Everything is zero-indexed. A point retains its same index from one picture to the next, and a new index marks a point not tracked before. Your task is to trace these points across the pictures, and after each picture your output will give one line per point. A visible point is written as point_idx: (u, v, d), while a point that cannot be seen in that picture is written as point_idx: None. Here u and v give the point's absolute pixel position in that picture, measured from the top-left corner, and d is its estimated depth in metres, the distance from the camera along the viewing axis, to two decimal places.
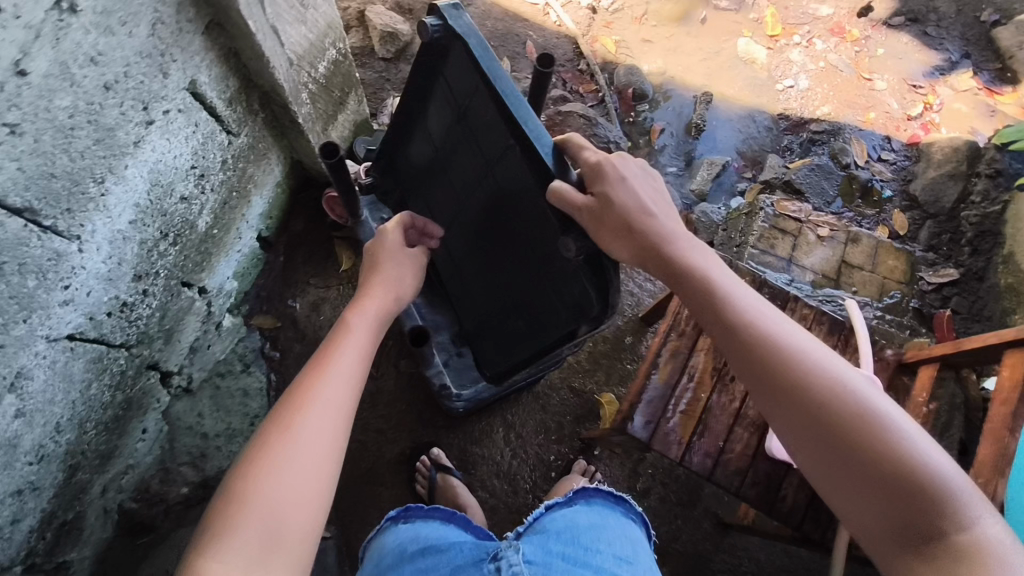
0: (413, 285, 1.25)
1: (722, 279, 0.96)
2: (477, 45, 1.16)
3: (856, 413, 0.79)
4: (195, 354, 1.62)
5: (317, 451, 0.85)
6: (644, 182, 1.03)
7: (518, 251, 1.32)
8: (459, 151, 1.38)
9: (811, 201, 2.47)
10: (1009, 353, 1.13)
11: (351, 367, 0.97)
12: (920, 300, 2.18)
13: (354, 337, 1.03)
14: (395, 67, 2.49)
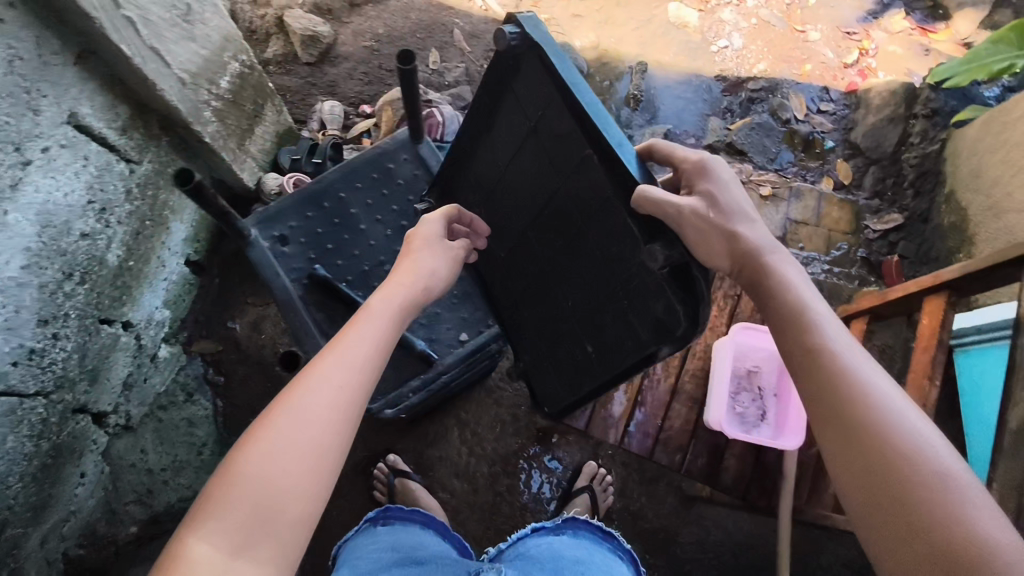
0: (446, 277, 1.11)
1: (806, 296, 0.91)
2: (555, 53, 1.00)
3: (918, 452, 0.72)
4: (132, 391, 1.58)
5: (309, 434, 0.79)
6: (740, 195, 0.98)
7: (595, 275, 1.16)
8: (531, 170, 1.20)
9: (754, 159, 2.46)
10: (929, 299, 1.11)
11: (362, 350, 0.88)
12: (866, 250, 2.17)
13: (368, 322, 0.93)
14: (320, 71, 2.44)
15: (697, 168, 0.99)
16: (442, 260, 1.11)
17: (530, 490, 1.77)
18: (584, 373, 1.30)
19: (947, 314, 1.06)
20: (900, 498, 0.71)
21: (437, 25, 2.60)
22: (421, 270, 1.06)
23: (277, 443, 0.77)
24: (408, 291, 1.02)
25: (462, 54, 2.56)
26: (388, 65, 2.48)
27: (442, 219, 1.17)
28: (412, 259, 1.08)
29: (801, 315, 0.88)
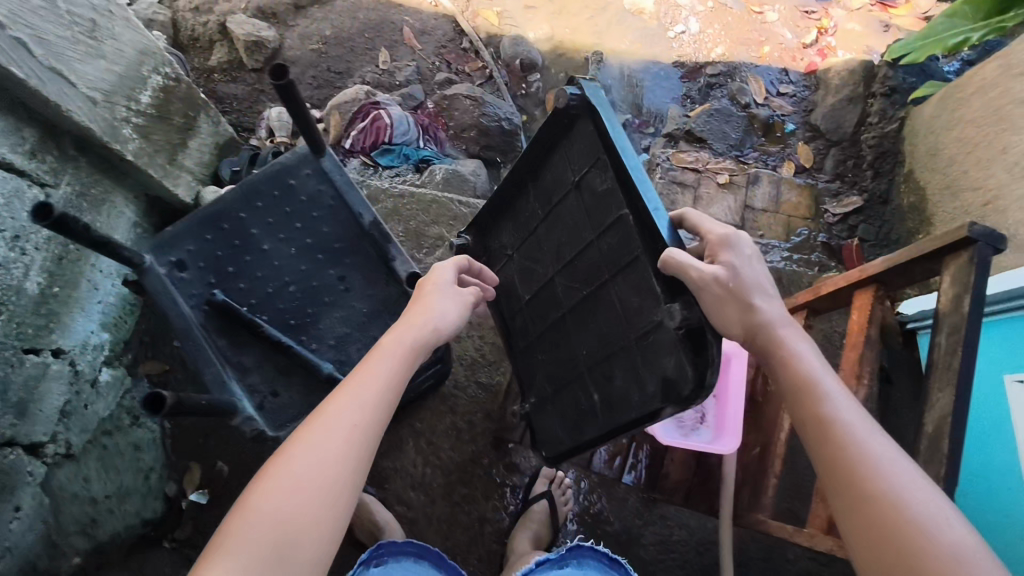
0: (455, 322, 1.00)
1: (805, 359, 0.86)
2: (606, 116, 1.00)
3: (923, 501, 0.72)
4: (70, 419, 1.53)
5: (321, 477, 0.78)
6: (763, 266, 0.91)
7: (604, 334, 1.09)
8: (568, 228, 1.18)
9: (714, 147, 2.39)
10: (857, 294, 1.08)
11: (377, 394, 0.87)
12: (827, 234, 2.14)
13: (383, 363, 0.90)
14: (267, 77, 2.37)
15: (717, 233, 0.93)
16: (455, 302, 1.02)
17: (488, 498, 1.74)
18: (578, 426, 1.19)
19: (875, 310, 1.03)
20: (896, 546, 0.70)
21: (387, 24, 2.54)
22: (430, 315, 0.97)
23: (290, 489, 0.76)
24: (416, 332, 0.95)
25: (412, 53, 2.52)
26: (336, 67, 2.43)
27: (454, 267, 1.09)
28: (424, 302, 1.00)
29: (802, 379, 0.84)
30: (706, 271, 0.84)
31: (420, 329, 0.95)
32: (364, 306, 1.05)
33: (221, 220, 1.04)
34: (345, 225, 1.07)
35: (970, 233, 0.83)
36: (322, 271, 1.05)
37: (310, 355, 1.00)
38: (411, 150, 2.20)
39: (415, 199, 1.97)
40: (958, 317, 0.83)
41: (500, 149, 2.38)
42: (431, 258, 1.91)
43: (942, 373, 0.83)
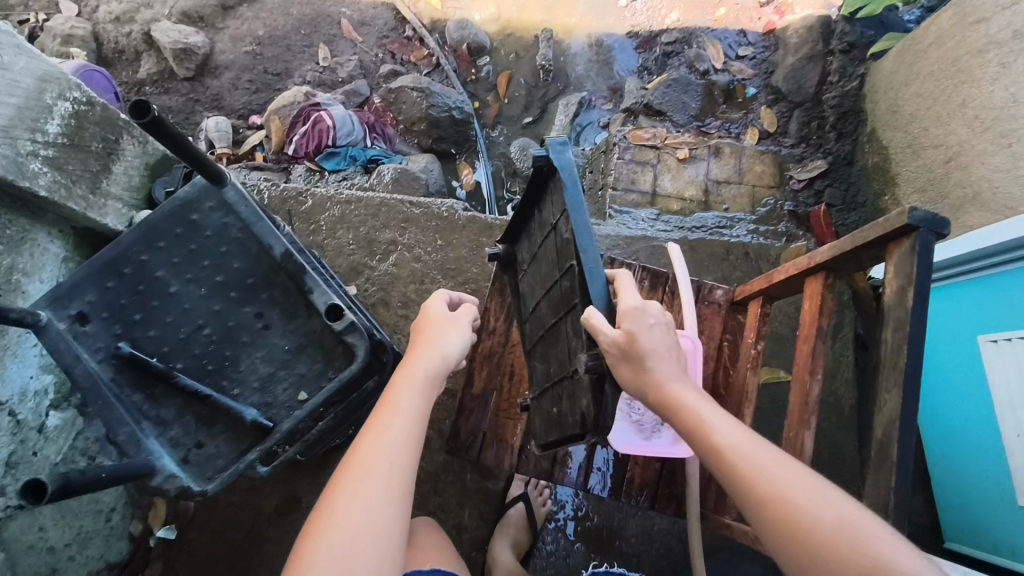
0: (459, 350, 1.04)
1: (684, 395, 0.84)
2: (570, 176, 0.87)
3: (808, 481, 0.72)
4: (17, 469, 1.40)
5: (378, 510, 0.82)
6: (667, 331, 0.87)
7: (559, 366, 1.01)
8: (547, 278, 1.04)
9: (674, 119, 2.28)
10: (808, 282, 1.03)
11: (405, 426, 0.91)
12: (794, 203, 2.07)
13: (407, 399, 0.93)
14: (201, 85, 2.27)
15: (628, 293, 0.89)
16: (462, 324, 1.07)
17: (464, 505, 1.69)
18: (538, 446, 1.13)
19: (826, 299, 0.98)
20: (798, 533, 0.68)
21: (323, 18, 2.42)
22: (440, 348, 1.02)
23: (349, 528, 0.80)
24: (427, 363, 0.99)
25: (353, 46, 2.41)
26: (273, 69, 2.33)
27: (443, 305, 1.12)
28: (431, 336, 1.04)
29: (688, 414, 0.83)
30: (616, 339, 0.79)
31: (430, 358, 1.00)
32: (287, 343, 0.96)
33: (121, 264, 0.93)
34: (256, 259, 0.96)
35: (910, 218, 0.78)
36: (237, 309, 0.95)
37: (231, 401, 0.91)
38: (358, 151, 2.11)
39: (363, 203, 1.89)
40: (902, 311, 0.78)
41: (453, 140, 2.29)
42: (385, 264, 1.84)
43: (889, 374, 0.78)
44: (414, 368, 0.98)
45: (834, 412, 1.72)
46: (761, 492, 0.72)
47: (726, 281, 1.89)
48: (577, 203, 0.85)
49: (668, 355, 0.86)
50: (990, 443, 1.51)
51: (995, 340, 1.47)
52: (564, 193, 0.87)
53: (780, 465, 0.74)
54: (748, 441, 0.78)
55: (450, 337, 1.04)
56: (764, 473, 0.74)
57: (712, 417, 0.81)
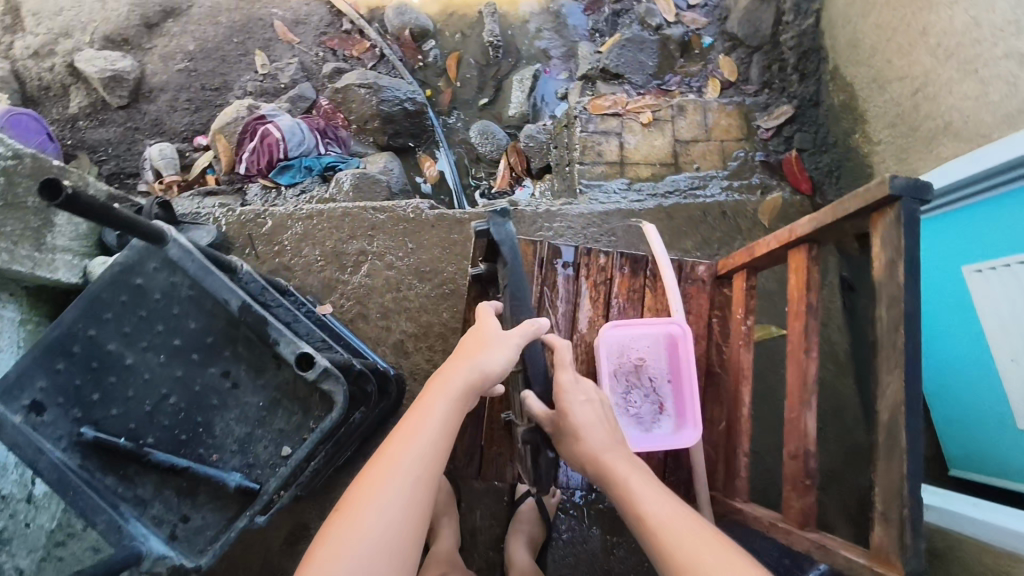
0: (502, 364, 0.96)
1: (613, 460, 0.93)
2: (510, 249, 1.08)
3: (720, 546, 0.75)
4: (11, 546, 1.30)
5: (393, 529, 0.79)
6: (599, 403, 1.02)
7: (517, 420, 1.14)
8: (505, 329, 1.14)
9: (632, 81, 2.21)
10: (793, 254, 1.00)
11: (436, 434, 0.87)
12: (764, 152, 2.02)
13: (436, 410, 0.89)
14: (137, 111, 2.16)
15: (564, 360, 1.05)
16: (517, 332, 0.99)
17: (474, 508, 1.68)
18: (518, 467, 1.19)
19: (811, 272, 0.95)
20: None
21: (254, 22, 2.30)
22: (481, 358, 0.95)
23: (351, 540, 0.77)
24: (464, 373, 0.93)
25: (291, 48, 2.30)
26: (211, 84, 2.22)
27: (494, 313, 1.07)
28: (473, 347, 0.98)
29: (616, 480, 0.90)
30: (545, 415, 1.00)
31: (469, 369, 0.94)
32: (260, 399, 0.91)
33: (68, 343, 0.87)
34: (213, 315, 0.91)
35: (892, 188, 0.74)
36: (201, 371, 0.90)
37: (211, 469, 0.87)
38: (312, 160, 2.03)
39: (325, 216, 1.82)
40: (894, 287, 0.75)
41: (410, 133, 2.21)
42: (357, 276, 1.78)
43: (888, 354, 0.74)
44: (455, 377, 0.93)
45: (830, 361, 1.71)
46: (666, 549, 0.77)
47: (707, 243, 1.85)
48: (518, 272, 1.07)
49: (602, 427, 0.99)
50: (985, 375, 1.50)
51: (980, 269, 1.45)
52: (505, 264, 1.08)
53: (695, 531, 0.78)
54: (671, 510, 0.82)
55: (494, 345, 0.97)
56: (673, 534, 0.78)
57: (636, 482, 0.88)
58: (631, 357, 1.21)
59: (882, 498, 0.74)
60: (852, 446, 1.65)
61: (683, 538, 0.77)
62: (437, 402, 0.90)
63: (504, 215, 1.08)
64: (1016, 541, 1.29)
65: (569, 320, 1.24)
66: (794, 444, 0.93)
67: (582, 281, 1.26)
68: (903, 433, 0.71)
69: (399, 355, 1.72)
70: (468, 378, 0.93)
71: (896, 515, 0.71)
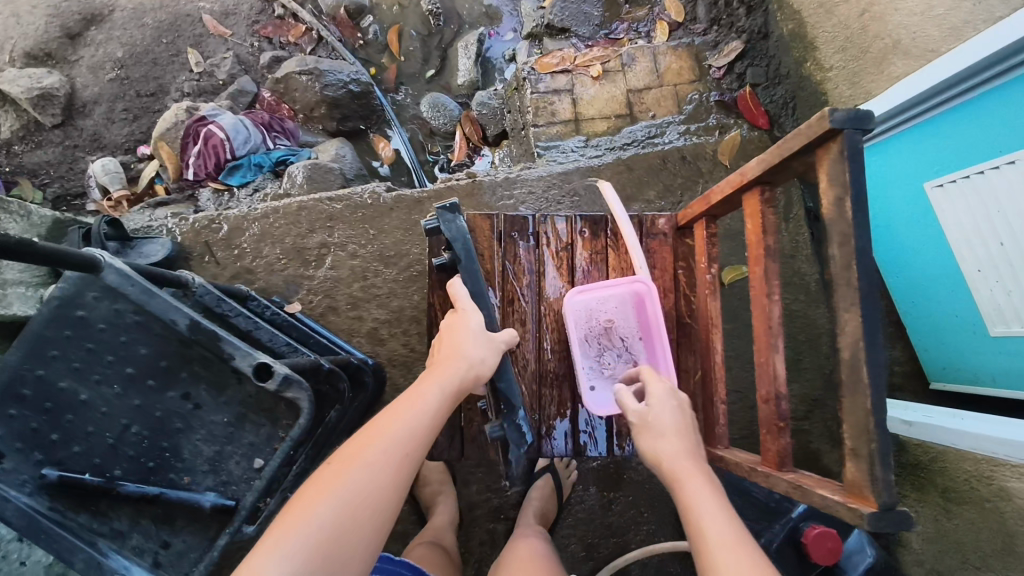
0: (489, 359, 0.97)
1: (690, 471, 0.89)
2: (463, 246, 1.02)
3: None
4: None
5: (369, 495, 0.80)
6: (687, 413, 0.99)
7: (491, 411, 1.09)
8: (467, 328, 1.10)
9: (579, 33, 2.15)
10: (746, 198, 0.99)
11: (428, 413, 0.89)
12: (719, 92, 1.99)
13: (427, 393, 0.91)
14: (74, 128, 2.08)
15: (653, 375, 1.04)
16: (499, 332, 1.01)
17: (469, 483, 1.69)
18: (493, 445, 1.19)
19: (766, 215, 0.94)
20: None
21: (182, 19, 2.20)
22: (465, 349, 0.96)
23: (337, 488, 0.79)
24: (451, 362, 0.95)
25: (224, 41, 2.21)
26: (145, 90, 2.13)
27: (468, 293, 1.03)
28: (451, 337, 0.99)
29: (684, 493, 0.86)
30: (633, 406, 0.99)
31: (457, 359, 0.95)
32: (225, 416, 0.90)
33: (18, 387, 0.86)
34: (164, 338, 0.88)
35: (832, 120, 0.72)
36: (160, 396, 0.89)
37: (186, 493, 0.88)
38: (261, 157, 1.97)
39: (281, 213, 1.78)
40: (844, 224, 0.73)
41: (359, 115, 2.15)
42: (323, 270, 1.75)
43: (845, 293, 0.73)
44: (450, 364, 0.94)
45: (803, 294, 1.72)
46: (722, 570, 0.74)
47: (669, 191, 1.84)
48: (474, 271, 1.02)
49: (683, 438, 0.95)
50: (954, 289, 1.51)
51: (941, 184, 1.43)
52: (460, 263, 1.03)
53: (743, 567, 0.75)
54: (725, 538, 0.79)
55: (478, 336, 0.97)
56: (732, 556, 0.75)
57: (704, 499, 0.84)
58: (599, 320, 1.21)
59: (851, 433, 0.73)
60: (831, 374, 1.67)
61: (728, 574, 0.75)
62: (428, 386, 0.92)
63: (453, 211, 1.02)
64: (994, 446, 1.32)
65: (536, 291, 1.22)
66: (765, 388, 0.94)
67: (543, 250, 1.23)
68: (865, 369, 0.70)
69: (375, 344, 1.71)
70: (460, 371, 0.94)
71: (865, 449, 0.71)
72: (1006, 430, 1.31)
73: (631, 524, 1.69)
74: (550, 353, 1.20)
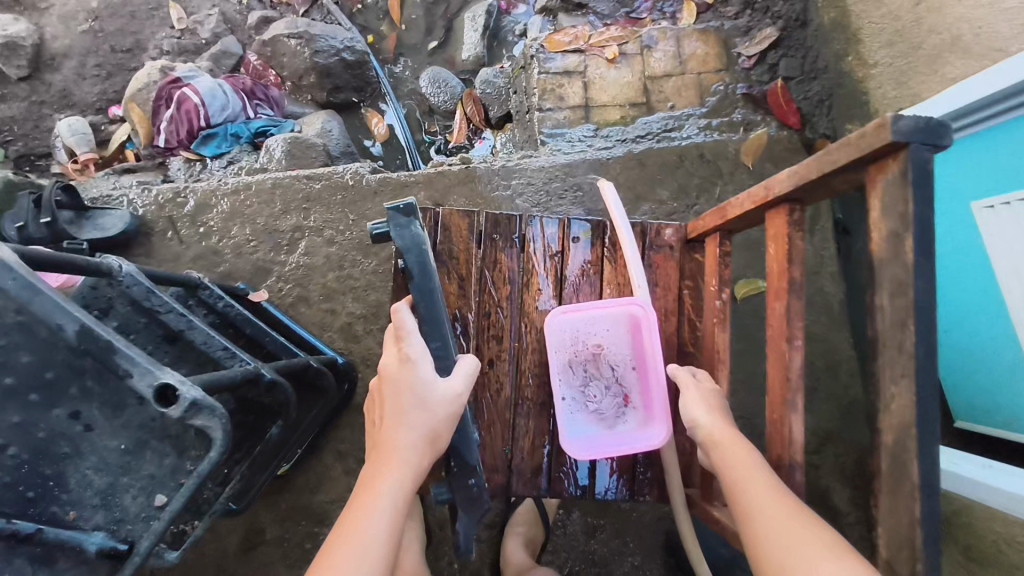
0: (447, 427, 0.78)
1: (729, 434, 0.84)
2: (417, 260, 0.81)
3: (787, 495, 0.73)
4: None
5: None
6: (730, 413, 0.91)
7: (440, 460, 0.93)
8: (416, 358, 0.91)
9: (597, 11, 1.93)
10: (770, 217, 0.81)
11: (385, 529, 0.71)
12: (748, 84, 1.78)
13: (381, 503, 0.72)
14: (41, 82, 1.93)
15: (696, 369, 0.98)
16: (459, 377, 0.80)
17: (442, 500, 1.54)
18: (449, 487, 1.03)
19: (794, 240, 0.77)
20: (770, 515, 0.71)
21: None
22: (416, 419, 0.77)
23: None
24: (404, 449, 0.76)
25: None
26: (121, 45, 1.96)
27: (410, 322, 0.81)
28: (396, 403, 0.78)
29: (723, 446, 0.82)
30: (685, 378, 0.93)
31: (411, 444, 0.76)
32: (121, 441, 0.75)
33: None
34: (51, 345, 0.73)
35: (895, 131, 0.55)
36: (44, 414, 0.74)
37: (67, 533, 0.73)
38: (240, 125, 1.80)
39: (253, 190, 1.63)
40: (900, 268, 0.57)
41: (352, 87, 1.98)
42: (295, 255, 1.60)
43: (893, 358, 0.57)
44: (403, 454, 0.76)
45: (824, 316, 1.54)
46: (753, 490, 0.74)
47: (684, 191, 1.66)
48: (431, 292, 0.81)
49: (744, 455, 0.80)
50: (990, 328, 1.30)
51: (992, 205, 1.24)
52: (411, 280, 0.81)
53: (787, 514, 0.70)
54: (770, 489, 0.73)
55: (433, 397, 0.77)
56: (759, 478, 0.75)
57: (735, 443, 0.82)
58: (586, 345, 1.06)
59: (885, 543, 0.59)
60: (850, 406, 1.50)
61: (771, 519, 0.70)
62: (382, 490, 0.73)
63: (408, 213, 0.81)
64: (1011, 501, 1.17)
65: (519, 304, 1.06)
66: (777, 451, 0.78)
67: (530, 257, 1.07)
68: (915, 466, 0.55)
69: (347, 340, 1.55)
70: (415, 458, 0.76)
71: (906, 569, 0.57)
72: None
73: (616, 556, 1.52)
74: (528, 378, 1.04)
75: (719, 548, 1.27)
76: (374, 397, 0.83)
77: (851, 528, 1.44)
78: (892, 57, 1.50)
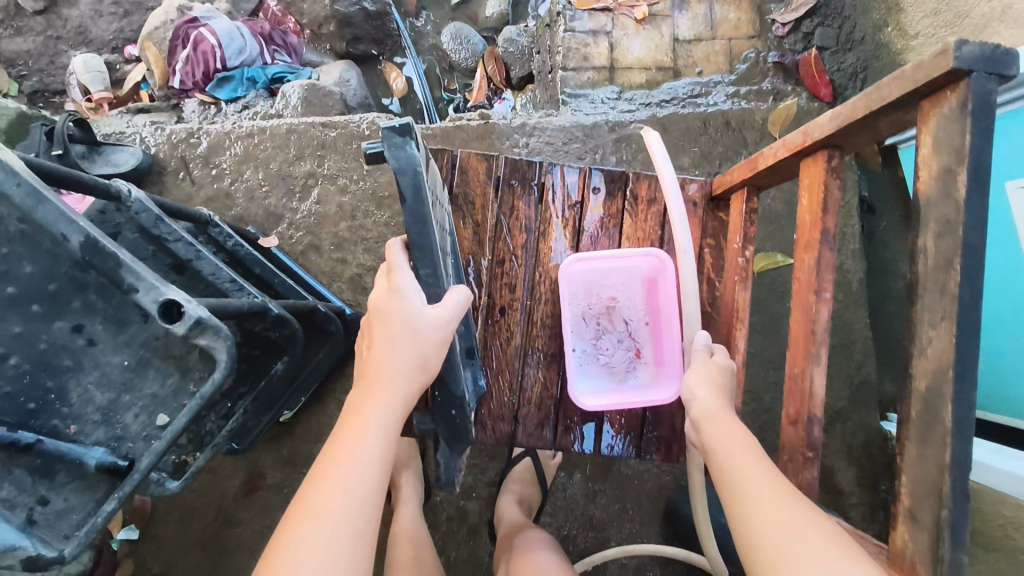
0: (435, 358, 0.74)
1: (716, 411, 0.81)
2: (412, 185, 0.69)
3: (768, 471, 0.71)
4: None
5: None
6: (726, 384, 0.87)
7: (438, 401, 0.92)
8: None
9: None
10: (805, 167, 0.78)
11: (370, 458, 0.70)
12: (780, 52, 1.71)
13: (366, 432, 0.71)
14: (56, 16, 1.90)
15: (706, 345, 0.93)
16: (449, 304, 0.74)
17: None
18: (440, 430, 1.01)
19: (830, 189, 0.73)
20: (739, 495, 0.70)
21: None
22: (404, 350, 0.73)
23: None
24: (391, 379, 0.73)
25: None
26: None
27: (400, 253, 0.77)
28: (384, 332, 0.75)
29: (712, 416, 0.81)
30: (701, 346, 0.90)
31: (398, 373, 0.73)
32: (124, 358, 0.74)
33: None
34: (54, 257, 0.71)
35: (957, 59, 0.51)
36: (44, 327, 0.72)
37: (67, 445, 0.71)
38: (256, 70, 1.76)
39: (267, 135, 1.60)
40: (950, 207, 0.54)
41: (372, 38, 1.93)
42: (307, 203, 1.57)
43: (934, 302, 0.55)
44: (390, 384, 0.73)
45: (843, 293, 1.51)
46: (730, 466, 0.73)
47: (707, 159, 1.62)
48: (424, 219, 0.70)
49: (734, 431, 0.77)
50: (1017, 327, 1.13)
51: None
52: (404, 205, 0.70)
53: (784, 496, 0.67)
54: (763, 471, 0.71)
55: (421, 329, 0.73)
56: (737, 454, 0.74)
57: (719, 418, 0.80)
58: (601, 298, 1.06)
59: (909, 491, 0.58)
60: (861, 385, 1.47)
61: (751, 503, 0.69)
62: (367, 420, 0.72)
63: (403, 133, 0.68)
64: (995, 475, 1.14)
65: (535, 253, 1.03)
66: (795, 406, 0.76)
67: (548, 206, 1.03)
68: (949, 409, 0.54)
69: (357, 292, 1.54)
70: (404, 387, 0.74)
71: (931, 517, 0.56)
72: (1009, 460, 1.13)
73: (616, 521, 1.51)
74: (539, 331, 1.02)
75: (721, 516, 1.25)
76: (365, 327, 0.80)
77: (854, 507, 1.41)
78: (937, 26, 1.43)
